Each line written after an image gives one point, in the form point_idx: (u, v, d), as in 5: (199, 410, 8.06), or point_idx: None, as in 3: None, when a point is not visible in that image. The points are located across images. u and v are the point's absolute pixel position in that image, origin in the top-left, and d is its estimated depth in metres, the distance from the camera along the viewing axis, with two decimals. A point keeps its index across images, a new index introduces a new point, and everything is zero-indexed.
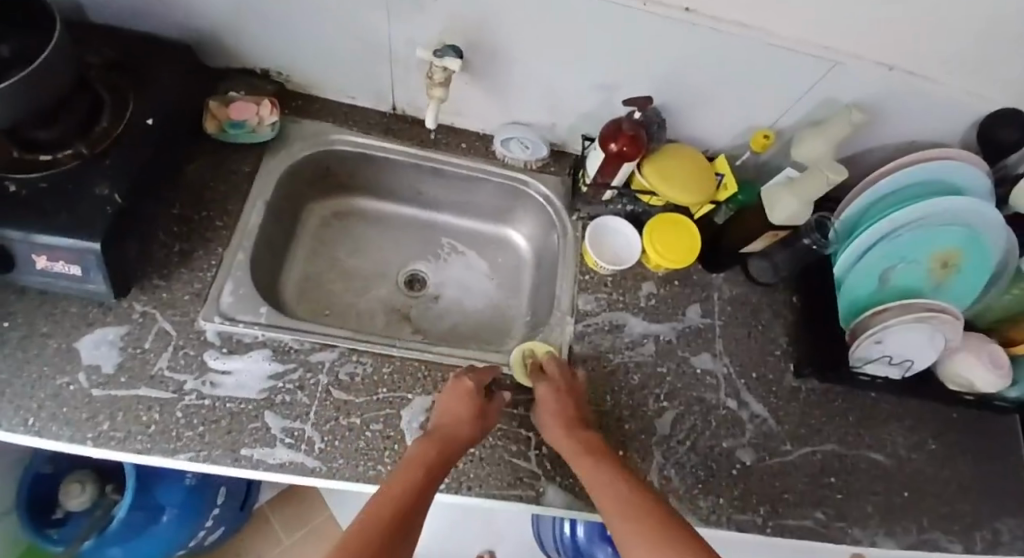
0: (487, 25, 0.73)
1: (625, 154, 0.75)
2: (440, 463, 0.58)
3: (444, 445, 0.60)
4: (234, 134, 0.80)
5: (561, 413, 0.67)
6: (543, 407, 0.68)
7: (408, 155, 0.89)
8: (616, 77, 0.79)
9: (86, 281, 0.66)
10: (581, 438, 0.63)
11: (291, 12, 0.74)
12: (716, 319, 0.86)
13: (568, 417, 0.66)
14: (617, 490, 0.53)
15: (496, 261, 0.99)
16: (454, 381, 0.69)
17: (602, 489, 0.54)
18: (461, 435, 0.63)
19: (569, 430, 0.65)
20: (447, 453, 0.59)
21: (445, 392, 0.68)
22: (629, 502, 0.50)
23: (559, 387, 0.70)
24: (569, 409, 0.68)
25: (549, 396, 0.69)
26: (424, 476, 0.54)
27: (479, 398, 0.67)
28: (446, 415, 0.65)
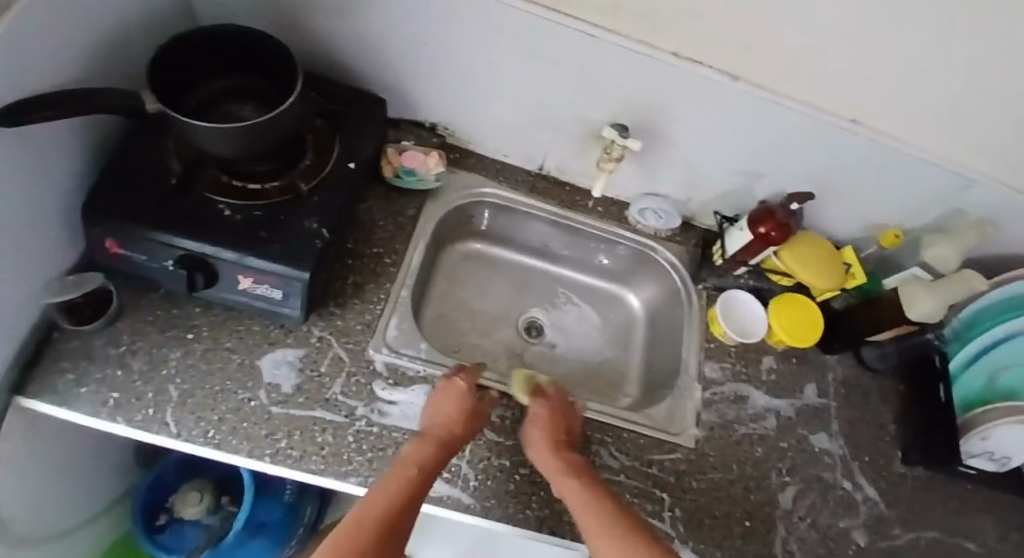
0: (662, 111, 0.78)
1: (771, 238, 0.81)
2: (433, 464, 0.60)
3: (441, 448, 0.63)
4: (407, 181, 0.85)
5: (550, 433, 0.68)
6: (533, 426, 0.69)
7: (548, 213, 0.93)
8: (765, 168, 0.83)
9: (281, 304, 0.70)
10: (569, 458, 0.65)
11: (479, 80, 0.80)
12: (830, 400, 0.90)
13: (557, 438, 0.68)
14: (601, 512, 0.56)
15: (609, 317, 1.01)
16: (446, 381, 0.71)
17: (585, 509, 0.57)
18: (456, 439, 0.65)
19: (557, 451, 0.66)
20: (441, 455, 0.62)
21: (436, 393, 0.69)
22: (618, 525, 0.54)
23: (548, 409, 0.71)
24: (558, 430, 0.69)
25: (541, 416, 0.70)
26: (417, 479, 0.57)
27: (469, 400, 0.69)
28: (441, 416, 0.67)
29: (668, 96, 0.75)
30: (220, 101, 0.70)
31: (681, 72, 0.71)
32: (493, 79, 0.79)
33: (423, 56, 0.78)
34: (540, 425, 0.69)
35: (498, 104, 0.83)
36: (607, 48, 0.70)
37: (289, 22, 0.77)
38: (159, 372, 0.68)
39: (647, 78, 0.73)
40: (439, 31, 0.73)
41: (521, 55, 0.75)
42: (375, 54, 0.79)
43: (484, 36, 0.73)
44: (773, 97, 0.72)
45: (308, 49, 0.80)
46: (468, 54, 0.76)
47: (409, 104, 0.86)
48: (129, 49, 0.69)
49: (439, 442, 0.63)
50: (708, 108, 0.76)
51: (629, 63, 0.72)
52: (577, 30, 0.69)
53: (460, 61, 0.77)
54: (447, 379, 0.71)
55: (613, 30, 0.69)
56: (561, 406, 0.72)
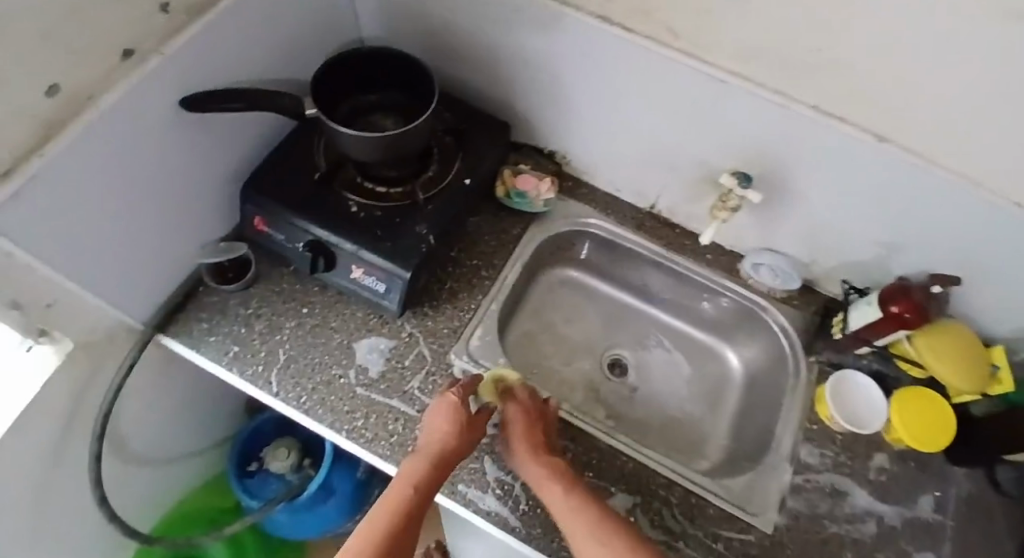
0: (791, 165, 0.74)
1: (903, 319, 0.71)
2: (428, 488, 0.63)
3: (433, 468, 0.64)
4: (517, 202, 0.89)
5: (528, 436, 0.69)
6: (512, 428, 0.69)
7: (651, 252, 0.90)
8: (908, 242, 0.74)
9: (382, 297, 0.77)
10: (551, 463, 0.66)
11: (603, 116, 0.82)
12: (948, 519, 0.76)
13: (536, 441, 0.68)
14: (596, 533, 0.57)
15: (701, 371, 0.95)
16: (439, 397, 0.71)
17: (579, 528, 0.58)
18: (453, 454, 0.66)
19: (537, 452, 0.67)
20: (437, 475, 0.64)
21: (431, 408, 0.70)
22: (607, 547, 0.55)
23: (523, 413, 0.71)
24: (535, 433, 0.70)
25: (517, 419, 0.70)
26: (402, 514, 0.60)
27: (463, 415, 0.68)
28: (432, 432, 0.67)
29: (800, 150, 0.71)
30: (368, 111, 0.79)
31: (816, 125, 0.67)
32: (618, 115, 0.81)
33: (555, 87, 0.82)
34: (519, 432, 0.69)
35: (621, 140, 0.84)
36: (738, 95, 0.69)
37: (438, 46, 0.85)
38: (272, 337, 0.78)
39: (777, 128, 0.70)
40: (572, 65, 0.77)
41: (650, 94, 0.75)
42: (508, 80, 0.84)
43: (616, 73, 0.75)
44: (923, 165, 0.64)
45: (451, 71, 0.88)
46: (597, 89, 0.79)
47: (534, 129, 0.90)
48: (303, 59, 0.81)
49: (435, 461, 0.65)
50: (841, 167, 0.70)
51: (760, 110, 0.69)
52: (706, 73, 0.69)
53: (589, 95, 0.80)
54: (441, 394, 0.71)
55: (745, 75, 0.67)
56: (531, 406, 0.72)
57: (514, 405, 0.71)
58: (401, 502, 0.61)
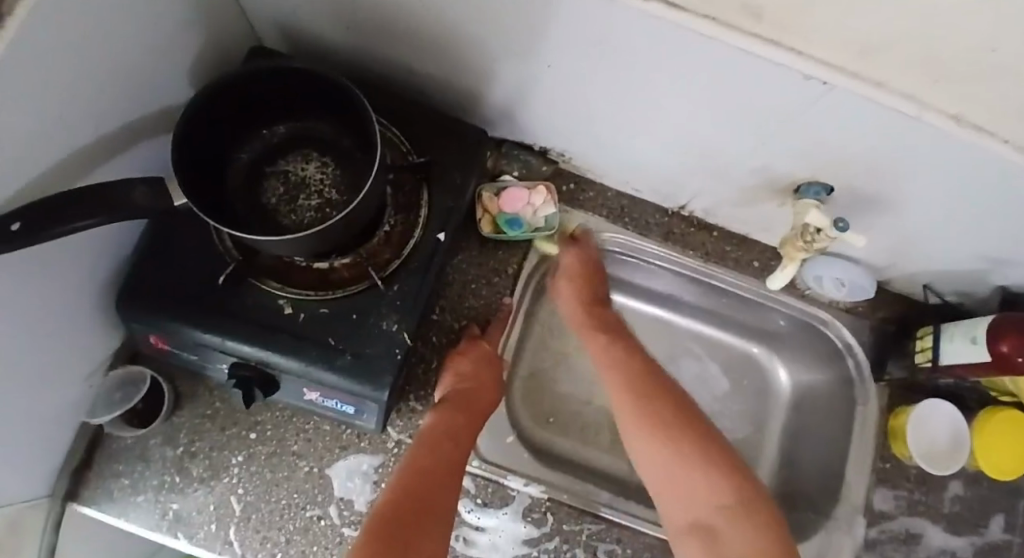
0: (889, 177, 0.54)
1: (1012, 363, 0.57)
2: (460, 434, 0.54)
3: (464, 416, 0.56)
4: (510, 233, 0.67)
5: (580, 292, 0.63)
6: (562, 280, 0.64)
7: (682, 265, 0.73)
8: (1020, 255, 0.58)
9: (354, 416, 0.57)
10: (606, 324, 0.62)
11: (618, 110, 0.58)
12: (1023, 540, 0.69)
13: (588, 296, 0.63)
14: (658, 407, 0.53)
15: (741, 384, 0.80)
16: (467, 342, 0.62)
17: (628, 407, 0.54)
18: (480, 402, 0.58)
19: (589, 312, 0.63)
20: (468, 425, 0.55)
21: (458, 352, 0.61)
22: (663, 434, 0.52)
23: (579, 264, 0.64)
24: (588, 288, 0.64)
25: (568, 268, 0.64)
26: (441, 453, 0.51)
27: (490, 361, 0.61)
28: (463, 378, 0.59)
29: (913, 169, 0.51)
30: (279, 155, 0.54)
31: (958, 145, 0.45)
32: (645, 111, 0.57)
33: (552, 78, 0.56)
34: (572, 281, 0.64)
35: (646, 139, 0.62)
36: (848, 101, 0.45)
37: (365, 28, 0.56)
38: (220, 480, 0.59)
39: (899, 142, 0.48)
40: (580, 56, 0.51)
41: (702, 92, 0.51)
42: (478, 71, 0.58)
43: (653, 66, 0.49)
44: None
45: (392, 59, 0.60)
46: (621, 83, 0.53)
47: (520, 125, 0.66)
48: (160, 83, 0.52)
49: (467, 409, 0.56)
50: (972, 187, 0.50)
51: (870, 121, 0.47)
52: (792, 72, 0.43)
53: (608, 91, 0.55)
54: (470, 337, 0.63)
55: (861, 76, 0.42)
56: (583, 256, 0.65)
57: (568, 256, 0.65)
58: (438, 443, 0.52)
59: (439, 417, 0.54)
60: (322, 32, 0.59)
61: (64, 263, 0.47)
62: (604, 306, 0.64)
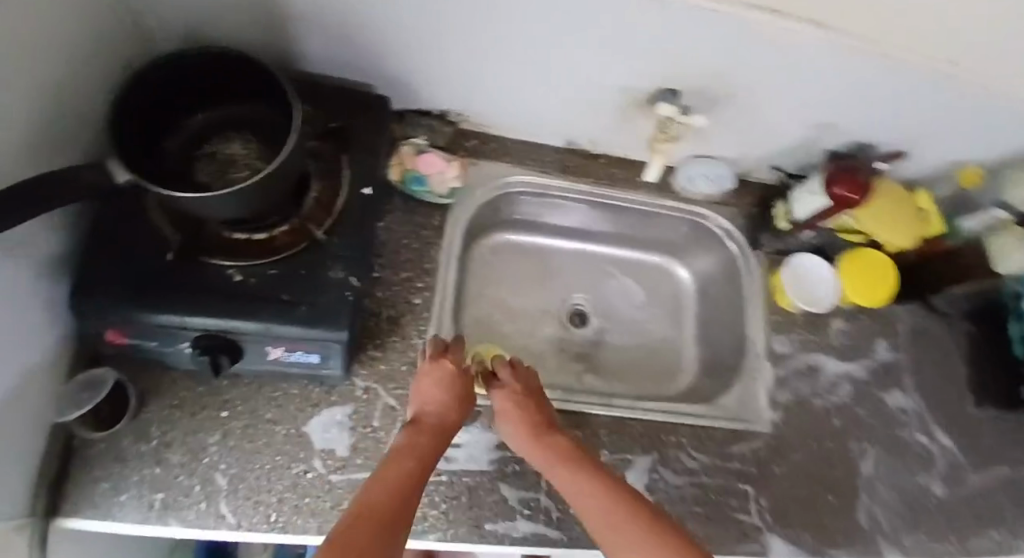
0: (721, 73, 0.67)
1: (849, 200, 0.72)
2: (424, 456, 0.51)
3: (429, 434, 0.55)
4: (415, 189, 0.74)
5: (529, 424, 0.59)
6: (507, 419, 0.61)
7: (585, 192, 0.84)
8: (834, 118, 0.73)
9: (320, 366, 0.62)
10: (561, 446, 0.56)
11: (496, 59, 0.68)
12: (901, 354, 0.85)
13: (538, 425, 0.59)
14: (630, 518, 0.45)
15: (656, 290, 0.95)
16: (429, 363, 0.62)
17: (608, 528, 0.46)
18: (444, 422, 0.57)
19: (542, 441, 0.57)
20: (431, 444, 0.53)
21: (420, 373, 0.61)
22: (643, 539, 0.44)
23: (524, 394, 0.63)
24: (538, 418, 0.60)
25: (511, 408, 0.61)
26: (404, 471, 0.47)
27: (457, 377, 0.61)
28: (429, 397, 0.59)
29: (735, 60, 0.65)
30: (205, 140, 0.60)
31: (755, 29, 0.60)
32: (523, 54, 0.67)
33: (438, 39, 0.65)
34: (518, 417, 0.60)
35: (526, 82, 0.72)
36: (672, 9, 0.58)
37: (266, 21, 0.63)
38: (200, 462, 0.62)
39: (717, 37, 0.61)
40: (462, 15, 0.61)
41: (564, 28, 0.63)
42: (375, 48, 0.67)
43: (522, 13, 0.60)
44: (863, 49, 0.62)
45: (296, 50, 0.68)
46: (501, 35, 0.64)
47: (417, 91, 0.74)
48: (85, 97, 0.57)
49: (431, 429, 0.55)
50: (779, 65, 0.65)
51: (690, 25, 0.60)
52: None
53: (491, 46, 0.65)
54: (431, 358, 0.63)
55: None
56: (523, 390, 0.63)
57: (507, 394, 0.63)
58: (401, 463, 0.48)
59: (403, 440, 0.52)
60: (223, 32, 0.65)
61: (13, 259, 0.49)
62: (558, 433, 0.59)
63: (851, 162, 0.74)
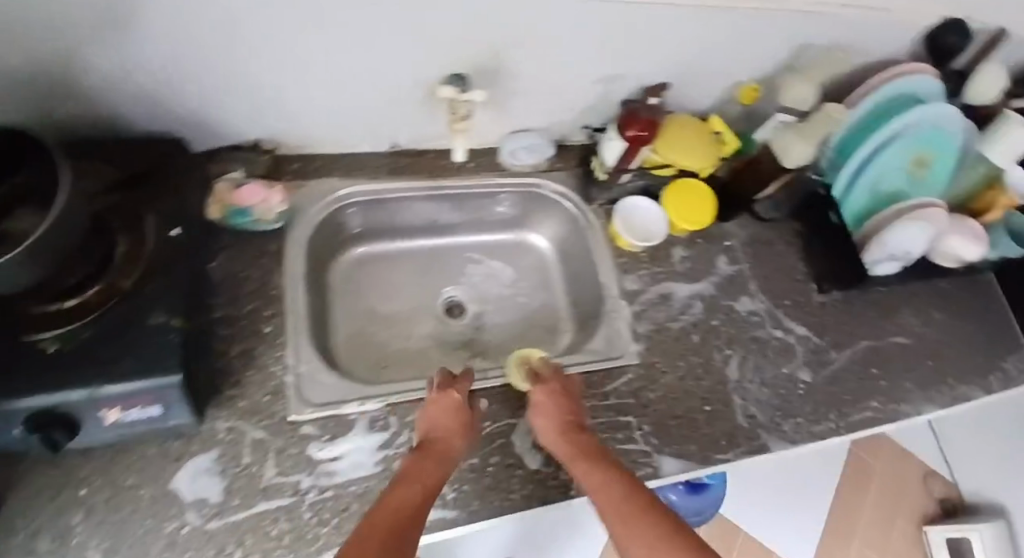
0: (492, 48, 0.72)
1: (642, 138, 0.78)
2: (436, 478, 0.54)
3: (439, 460, 0.57)
4: (240, 222, 0.75)
5: (557, 419, 0.65)
6: (539, 416, 0.67)
7: (420, 188, 0.87)
8: (610, 69, 0.80)
9: (165, 417, 0.63)
10: (577, 441, 0.62)
11: (278, 77, 0.71)
12: (742, 265, 0.93)
13: (566, 421, 0.65)
14: (624, 508, 0.49)
15: (522, 265, 0.99)
16: (440, 391, 0.66)
17: (609, 515, 0.49)
18: (446, 448, 0.59)
19: (566, 437, 0.63)
20: (439, 469, 0.56)
21: (431, 401, 0.65)
22: (635, 523, 0.47)
23: (553, 393, 0.68)
24: (564, 413, 0.66)
25: (541, 404, 0.68)
26: (420, 492, 0.50)
27: (464, 410, 0.64)
28: (432, 427, 0.62)
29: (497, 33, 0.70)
30: None
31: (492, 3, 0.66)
32: (300, 66, 0.70)
33: (210, 70, 0.67)
34: (545, 413, 0.67)
35: (319, 93, 0.75)
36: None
37: (32, 93, 0.64)
38: (68, 545, 0.59)
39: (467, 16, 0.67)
40: (223, 42, 0.64)
41: (323, 32, 0.66)
42: (157, 92, 0.69)
43: (275, 24, 0.64)
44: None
45: (79, 114, 0.69)
46: (267, 49, 0.67)
47: (220, 127, 0.76)
48: None
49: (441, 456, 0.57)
50: (537, 27, 0.70)
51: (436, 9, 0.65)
52: None
53: (268, 65, 0.69)
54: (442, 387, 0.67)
55: None
56: (560, 388, 0.69)
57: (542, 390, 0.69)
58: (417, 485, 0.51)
59: (407, 467, 0.54)
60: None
61: None
62: (580, 430, 0.64)
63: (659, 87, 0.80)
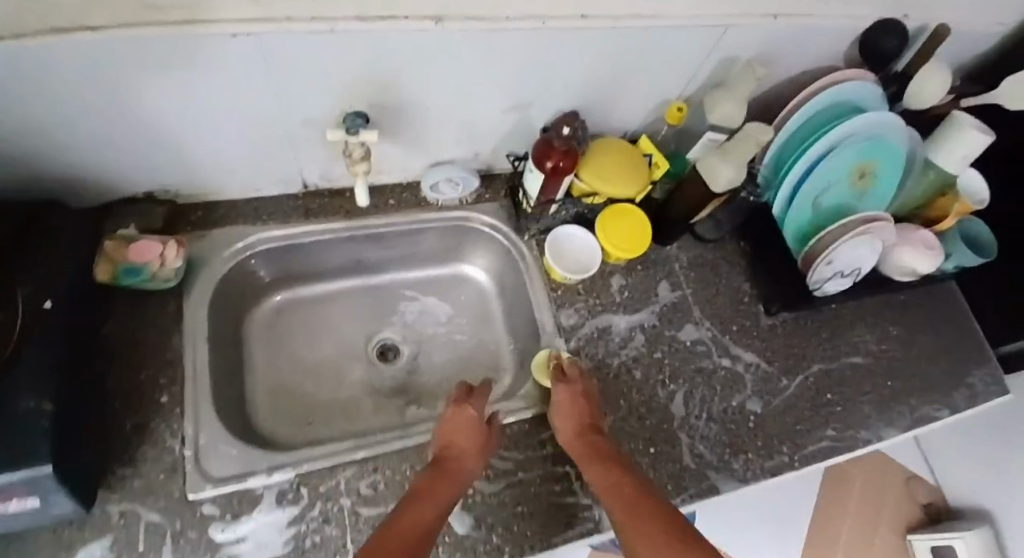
0: (391, 84, 0.66)
1: (561, 169, 0.74)
2: (442, 498, 0.58)
3: (448, 477, 0.60)
4: (131, 282, 0.69)
5: (574, 418, 0.70)
6: (558, 415, 0.70)
7: (337, 233, 0.81)
8: (526, 95, 0.75)
9: (47, 508, 0.56)
10: (594, 443, 0.67)
11: (158, 123, 0.64)
12: (684, 290, 0.88)
13: (584, 420, 0.69)
14: (639, 513, 0.56)
15: (459, 299, 0.94)
16: (456, 409, 0.68)
17: (624, 516, 0.57)
18: (460, 466, 0.62)
19: (580, 437, 0.68)
20: (449, 490, 0.59)
21: (446, 419, 0.68)
22: (651, 526, 0.54)
23: (573, 393, 0.71)
24: (584, 414, 0.70)
25: (562, 401, 0.71)
26: (424, 515, 0.55)
27: (479, 426, 0.67)
28: (451, 443, 0.65)
29: (393, 67, 0.64)
30: None
31: (380, 36, 0.59)
32: (180, 114, 0.63)
33: (75, 122, 0.60)
34: (565, 412, 0.70)
35: (209, 140, 0.68)
36: (283, 36, 0.56)
37: None
38: None
39: (359, 51, 0.61)
40: (84, 93, 0.57)
41: (201, 85, 0.60)
42: (22, 150, 0.62)
43: (142, 83, 0.58)
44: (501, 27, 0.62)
45: None
46: (142, 107, 0.61)
47: (104, 178, 0.70)
48: None
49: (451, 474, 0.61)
50: (436, 58, 0.65)
51: (319, 49, 0.59)
52: (220, 34, 0.54)
53: (143, 114, 0.62)
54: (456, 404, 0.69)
55: (265, 18, 0.55)
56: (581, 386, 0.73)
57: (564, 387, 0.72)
58: (422, 506, 0.56)
59: (420, 484, 0.59)
60: None
61: None
62: (596, 429, 0.69)
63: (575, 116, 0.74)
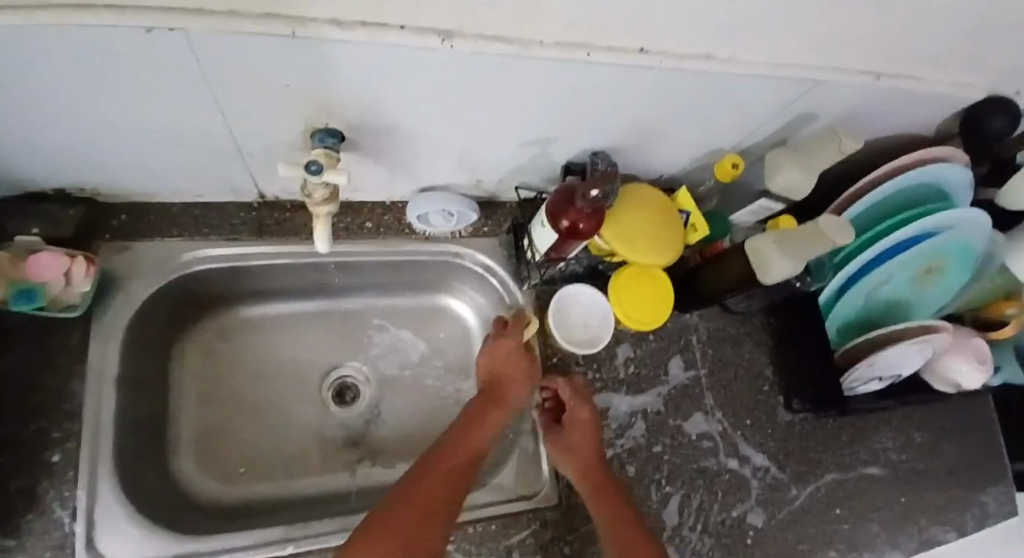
0: (374, 102, 0.50)
1: (578, 231, 0.59)
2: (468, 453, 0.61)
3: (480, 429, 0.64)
4: (19, 304, 0.54)
5: (585, 441, 0.65)
6: (571, 431, 0.66)
7: (296, 258, 0.68)
8: (551, 130, 0.59)
9: None
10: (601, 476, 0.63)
11: (57, 119, 0.47)
12: (699, 370, 0.76)
13: (595, 448, 0.65)
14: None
15: (438, 338, 0.80)
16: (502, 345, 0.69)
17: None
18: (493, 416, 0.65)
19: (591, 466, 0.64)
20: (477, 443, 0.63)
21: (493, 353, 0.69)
22: None
23: (587, 412, 0.66)
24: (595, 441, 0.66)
25: (576, 418, 0.66)
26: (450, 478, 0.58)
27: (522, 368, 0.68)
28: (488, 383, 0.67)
29: (379, 86, 0.48)
30: None
31: (363, 49, 0.42)
32: (88, 112, 0.46)
33: None
34: (578, 430, 0.66)
35: (129, 141, 0.51)
36: (223, 38, 0.39)
37: None
38: None
39: (337, 64, 0.44)
40: None
41: (116, 82, 0.43)
42: None
43: (24, 76, 0.41)
44: (532, 54, 0.45)
45: None
46: (25, 101, 0.43)
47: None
48: None
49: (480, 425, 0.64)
50: (439, 80, 0.48)
51: (276, 54, 0.42)
52: (128, 27, 0.36)
53: (32, 109, 0.45)
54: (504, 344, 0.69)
55: (200, 10, 0.37)
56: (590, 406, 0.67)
57: (580, 404, 0.67)
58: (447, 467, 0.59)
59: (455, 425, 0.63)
60: None
61: None
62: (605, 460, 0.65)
63: (616, 172, 0.58)
